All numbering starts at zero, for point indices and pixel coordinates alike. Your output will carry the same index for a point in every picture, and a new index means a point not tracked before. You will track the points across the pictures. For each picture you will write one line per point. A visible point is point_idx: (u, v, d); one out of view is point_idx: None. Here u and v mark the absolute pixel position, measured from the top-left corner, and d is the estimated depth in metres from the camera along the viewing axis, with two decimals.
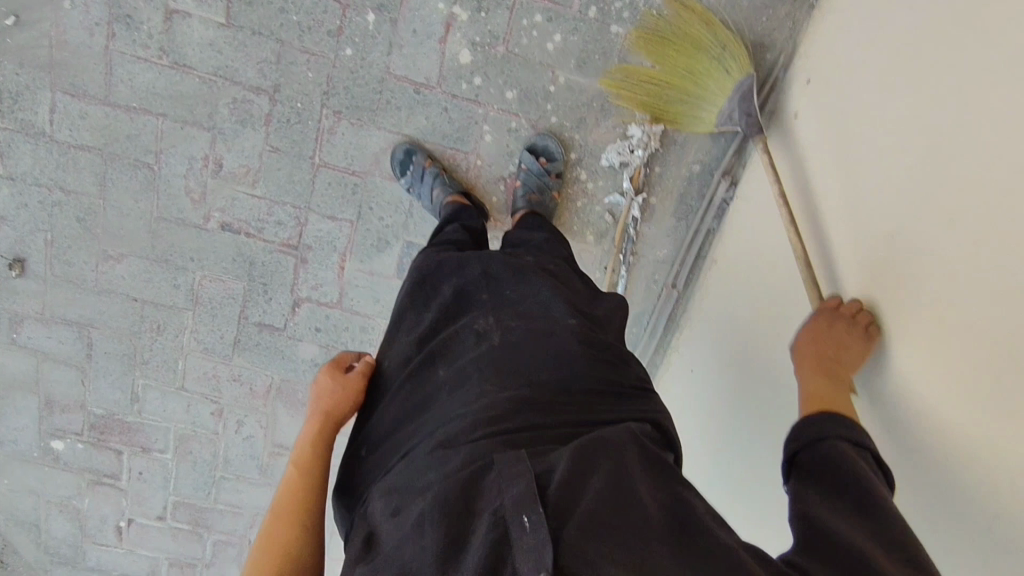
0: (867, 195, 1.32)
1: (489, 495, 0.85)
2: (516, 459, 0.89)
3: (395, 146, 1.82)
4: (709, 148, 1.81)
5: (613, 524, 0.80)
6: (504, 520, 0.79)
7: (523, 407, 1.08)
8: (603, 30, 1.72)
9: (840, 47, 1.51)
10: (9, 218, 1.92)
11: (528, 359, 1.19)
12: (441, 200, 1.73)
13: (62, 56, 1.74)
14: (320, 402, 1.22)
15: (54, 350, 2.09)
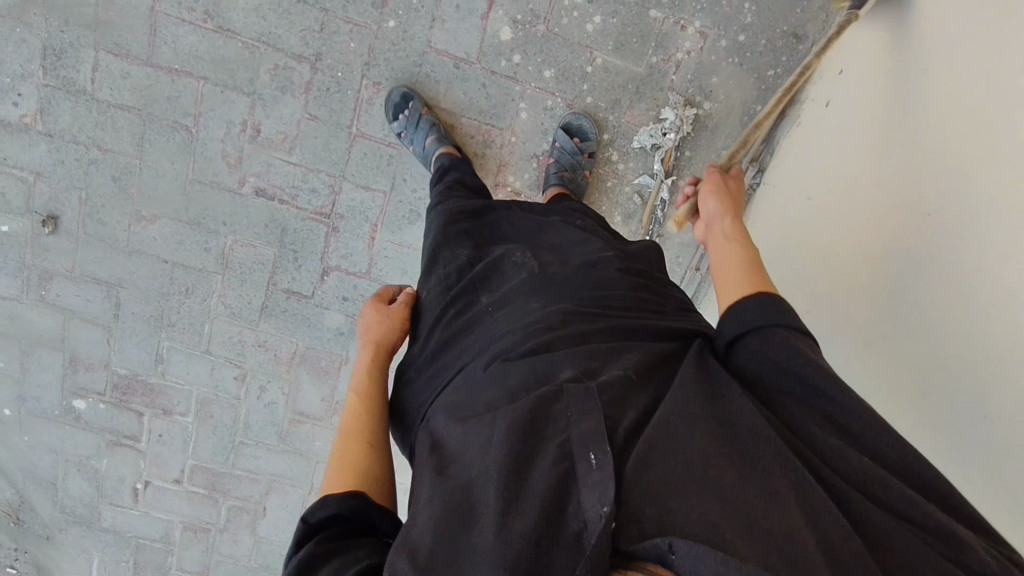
0: (875, 184, 1.39)
1: (553, 425, 0.88)
2: (586, 394, 0.90)
3: (390, 89, 1.82)
4: (740, 135, 1.85)
5: (675, 453, 0.82)
6: (569, 455, 0.82)
7: (570, 318, 1.13)
8: (642, 13, 1.74)
9: (882, 39, 1.52)
10: (45, 175, 1.94)
11: (572, 286, 1.24)
12: (433, 150, 1.76)
13: (109, 16, 1.77)
14: (370, 335, 1.37)
15: (82, 309, 2.11)
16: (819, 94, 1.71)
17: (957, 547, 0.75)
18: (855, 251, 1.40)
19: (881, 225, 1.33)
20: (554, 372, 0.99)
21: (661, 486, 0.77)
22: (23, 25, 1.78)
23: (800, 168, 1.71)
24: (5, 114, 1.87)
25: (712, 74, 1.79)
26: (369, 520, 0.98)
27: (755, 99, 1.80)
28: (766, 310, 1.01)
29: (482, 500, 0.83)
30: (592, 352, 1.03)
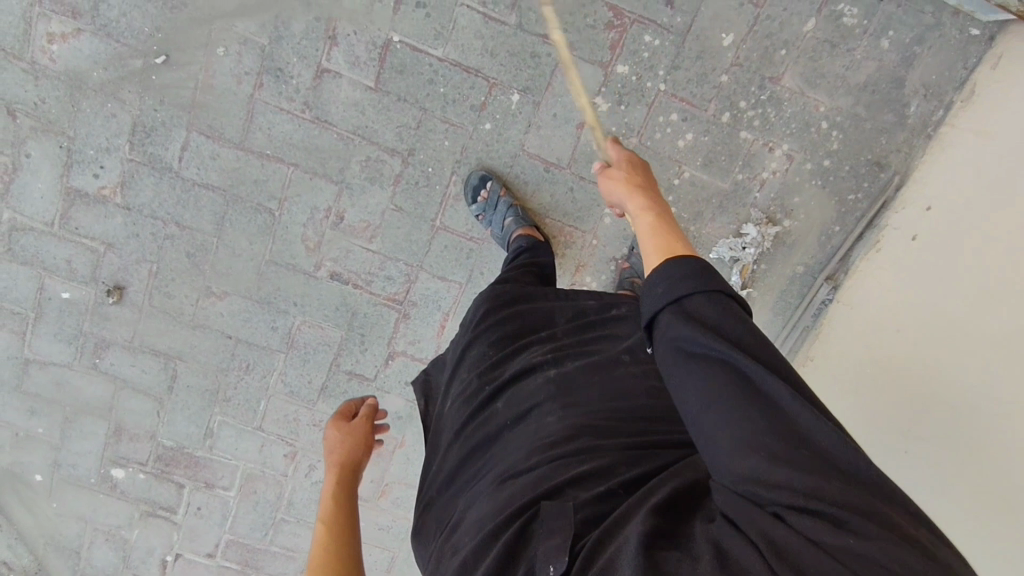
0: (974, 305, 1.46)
1: (533, 544, 0.92)
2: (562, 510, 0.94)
3: (470, 171, 1.83)
4: (816, 252, 1.89)
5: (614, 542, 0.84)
6: (532, 575, 0.87)
7: (581, 430, 1.10)
8: (733, 133, 1.78)
9: (973, 180, 1.61)
10: (116, 247, 1.90)
11: (590, 387, 1.20)
12: (512, 231, 1.76)
13: (205, 99, 1.76)
14: (332, 456, 1.30)
15: (136, 379, 2.06)
16: (902, 224, 1.76)
17: (869, 548, 0.68)
18: (949, 372, 1.45)
19: (949, 363, 1.46)
20: (555, 482, 1.00)
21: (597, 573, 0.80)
22: (115, 101, 1.76)
23: (889, 286, 1.74)
24: (83, 185, 1.84)
25: (794, 194, 1.84)
26: None
27: (832, 221, 1.86)
28: (671, 279, 0.95)
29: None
30: (595, 471, 1.01)
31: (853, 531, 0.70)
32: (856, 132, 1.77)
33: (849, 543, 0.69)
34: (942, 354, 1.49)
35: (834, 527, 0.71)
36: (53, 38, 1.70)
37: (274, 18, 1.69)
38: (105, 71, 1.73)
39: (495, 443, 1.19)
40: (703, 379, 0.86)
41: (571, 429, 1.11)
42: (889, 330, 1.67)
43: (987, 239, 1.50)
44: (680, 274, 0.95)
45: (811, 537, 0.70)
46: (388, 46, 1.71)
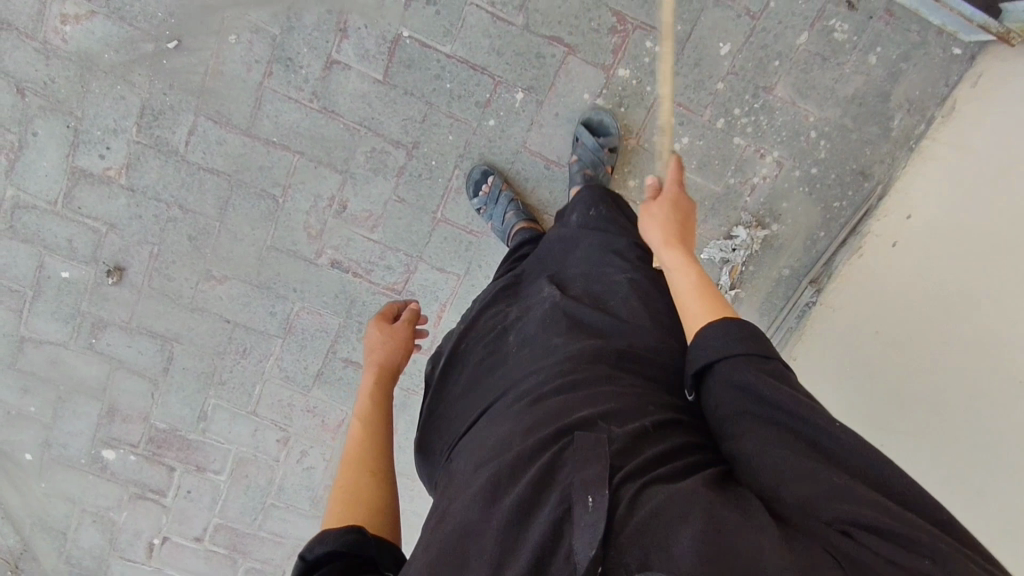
0: (950, 284, 1.58)
1: (564, 469, 0.91)
2: (595, 443, 0.93)
3: (471, 166, 1.88)
4: (802, 256, 1.97)
5: (659, 495, 0.85)
6: (568, 500, 0.85)
7: (587, 364, 1.13)
8: (726, 138, 1.86)
9: (947, 185, 1.72)
10: (119, 228, 1.92)
11: (602, 328, 1.24)
12: (512, 225, 1.82)
13: (215, 85, 1.79)
14: (373, 355, 1.37)
15: (131, 360, 2.08)
16: (883, 231, 1.85)
17: (938, 569, 0.71)
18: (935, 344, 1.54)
19: (934, 337, 1.55)
20: (573, 411, 1.02)
21: (647, 523, 0.80)
22: (124, 83, 1.78)
23: (871, 284, 1.81)
24: (88, 166, 1.86)
25: (783, 200, 1.92)
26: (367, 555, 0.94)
27: (819, 226, 1.94)
28: (724, 337, 1.01)
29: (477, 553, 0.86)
30: (618, 408, 1.03)
31: (922, 552, 0.73)
32: (843, 142, 1.86)
33: (917, 561, 0.72)
34: (926, 330, 1.59)
35: (900, 547, 0.73)
36: (66, 19, 1.73)
37: (287, 9, 1.74)
38: (116, 53, 1.76)
39: (508, 376, 1.23)
40: (758, 436, 0.92)
41: (578, 363, 1.14)
42: (874, 317, 1.75)
43: (964, 227, 1.61)
44: (733, 336, 1.01)
45: (883, 555, 0.73)
46: (397, 41, 1.76)
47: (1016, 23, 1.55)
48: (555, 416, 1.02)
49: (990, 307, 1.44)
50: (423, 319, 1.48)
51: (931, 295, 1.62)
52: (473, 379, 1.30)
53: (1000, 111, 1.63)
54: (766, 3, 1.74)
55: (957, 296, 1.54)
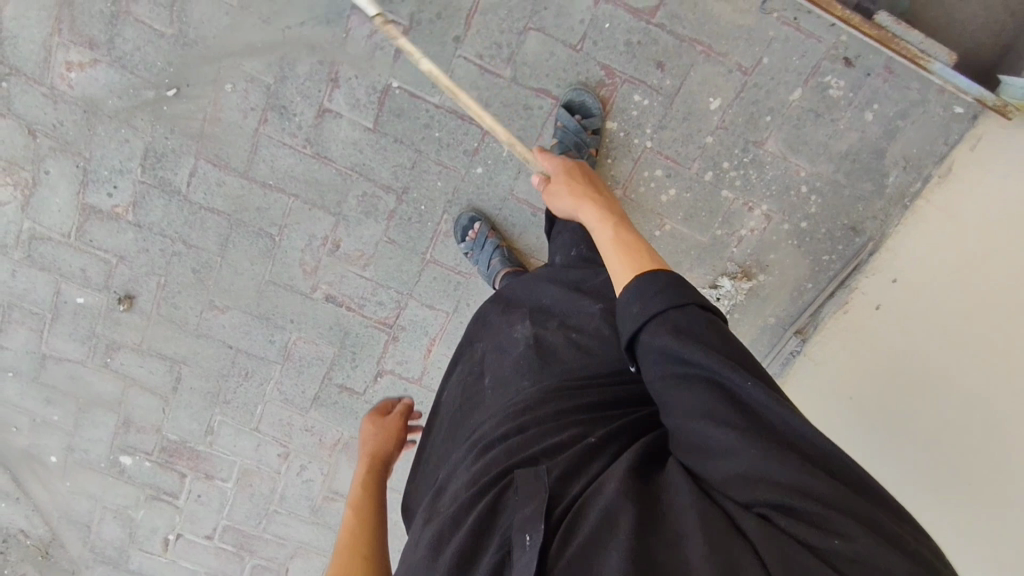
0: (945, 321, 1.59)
1: (507, 509, 0.93)
2: (534, 477, 0.95)
3: (459, 213, 1.91)
4: (788, 306, 1.98)
5: (592, 514, 0.86)
6: (509, 543, 0.87)
7: (546, 400, 1.14)
8: (714, 191, 1.85)
9: (937, 248, 1.70)
10: (128, 259, 2.03)
11: (565, 361, 1.24)
12: (496, 271, 1.84)
13: (213, 130, 1.85)
14: (365, 447, 1.38)
15: (143, 378, 2.22)
16: (870, 290, 1.83)
17: (854, 547, 0.73)
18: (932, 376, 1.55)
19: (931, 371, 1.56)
20: (524, 452, 1.03)
21: (579, 551, 0.81)
22: (128, 127, 1.86)
23: (861, 335, 1.81)
24: (97, 203, 1.96)
25: (770, 251, 1.91)
26: None
27: (806, 278, 1.94)
28: (648, 293, 0.98)
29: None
30: (562, 441, 1.04)
31: (843, 528, 0.75)
32: (834, 197, 1.83)
33: (837, 539, 0.74)
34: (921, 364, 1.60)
35: (817, 528, 0.75)
36: (71, 66, 1.79)
37: (279, 59, 1.77)
38: (119, 99, 1.82)
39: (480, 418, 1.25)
40: (688, 394, 0.90)
41: (540, 402, 1.15)
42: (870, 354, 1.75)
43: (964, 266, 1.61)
44: (655, 292, 0.98)
45: (801, 537, 0.75)
46: (387, 91, 1.79)
47: (1015, 98, 1.52)
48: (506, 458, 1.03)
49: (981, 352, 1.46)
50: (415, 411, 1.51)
51: (928, 331, 1.62)
52: (451, 427, 1.33)
53: (989, 185, 1.62)
54: (759, 59, 1.70)
55: (950, 346, 1.55)
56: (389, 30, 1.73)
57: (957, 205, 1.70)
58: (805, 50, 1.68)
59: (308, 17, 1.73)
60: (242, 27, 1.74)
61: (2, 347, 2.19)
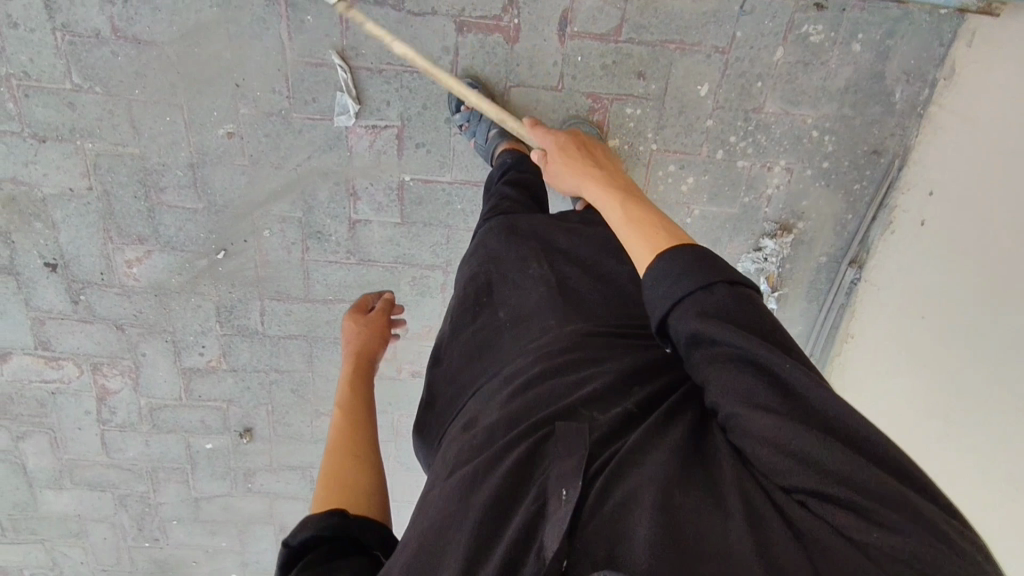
0: (953, 256, 1.70)
1: (545, 460, 0.91)
2: (576, 432, 0.93)
3: (456, 78, 1.77)
4: (836, 241, 2.01)
5: (634, 474, 0.84)
6: (544, 496, 0.85)
7: (577, 344, 1.13)
8: (731, 166, 1.90)
9: (958, 149, 1.73)
10: (235, 400, 2.25)
11: (592, 308, 1.23)
12: (496, 145, 1.76)
13: (267, 272, 2.02)
14: (350, 345, 1.47)
15: (283, 490, 2.46)
16: (911, 208, 1.87)
17: (900, 546, 0.70)
18: (945, 312, 1.70)
19: (943, 308, 1.71)
20: (557, 399, 1.01)
21: (619, 514, 0.80)
22: (196, 295, 2.05)
23: (915, 249, 1.84)
24: (193, 363, 2.17)
25: (802, 199, 1.95)
26: (355, 534, 0.98)
27: (844, 210, 1.96)
28: (670, 278, 0.96)
29: (450, 540, 0.88)
30: (608, 388, 1.01)
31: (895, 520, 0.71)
32: (847, 131, 1.86)
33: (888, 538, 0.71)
34: (944, 293, 1.71)
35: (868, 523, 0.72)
36: (131, 263, 1.98)
37: (300, 194, 1.90)
38: (179, 275, 2.01)
39: (496, 355, 1.23)
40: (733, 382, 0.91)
41: (572, 345, 1.13)
42: (923, 270, 1.80)
43: (959, 199, 1.70)
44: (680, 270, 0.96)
45: (842, 529, 0.73)
46: (402, 186, 1.90)
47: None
48: (538, 407, 1.01)
49: (971, 295, 1.61)
50: (396, 306, 1.62)
51: (947, 258, 1.72)
52: (466, 355, 1.30)
53: (997, 98, 1.60)
54: (732, 36, 1.74)
55: (955, 282, 1.68)
56: (385, 134, 1.83)
57: (967, 111, 1.71)
58: (775, 11, 1.71)
59: (312, 149, 1.84)
60: (258, 179, 1.87)
61: (161, 502, 2.46)
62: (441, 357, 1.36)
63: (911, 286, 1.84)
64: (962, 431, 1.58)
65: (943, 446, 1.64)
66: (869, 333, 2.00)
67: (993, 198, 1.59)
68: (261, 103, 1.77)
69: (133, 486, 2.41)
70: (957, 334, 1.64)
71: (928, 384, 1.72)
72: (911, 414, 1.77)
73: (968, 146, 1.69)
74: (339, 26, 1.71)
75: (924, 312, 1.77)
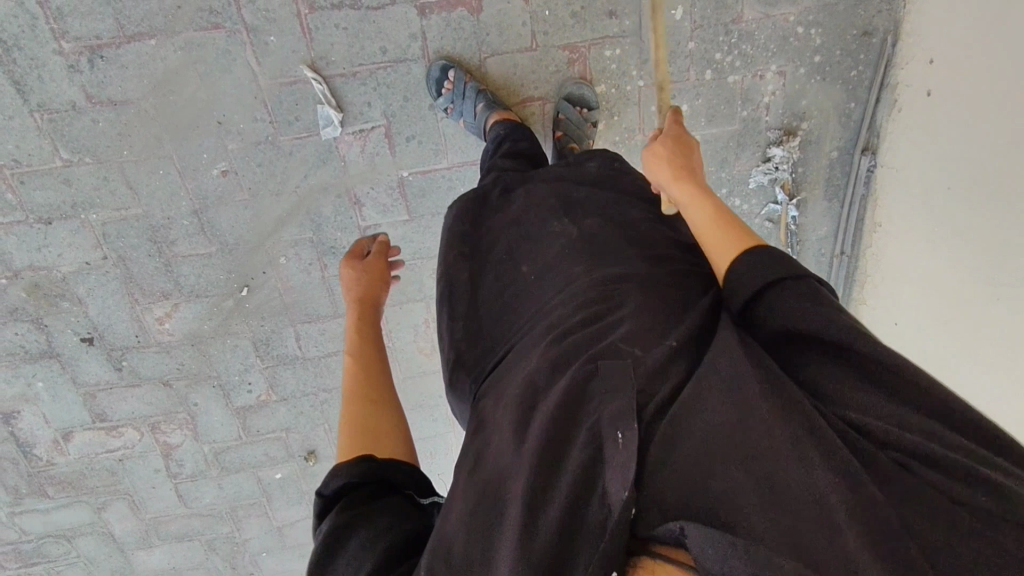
0: (952, 150, 1.71)
1: (592, 401, 0.91)
2: (624, 370, 0.93)
3: (430, 62, 1.74)
4: (843, 133, 1.97)
5: (699, 419, 0.85)
6: (599, 435, 0.86)
7: (609, 286, 1.11)
8: (722, 83, 1.86)
9: (949, 11, 1.68)
10: (293, 427, 2.29)
11: (617, 248, 1.22)
12: (485, 118, 1.73)
13: (293, 297, 2.04)
14: (351, 289, 1.40)
15: None
16: (913, 82, 1.82)
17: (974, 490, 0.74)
18: (953, 207, 1.73)
19: (951, 202, 1.74)
20: (598, 339, 1.00)
21: (690, 457, 0.81)
22: (232, 335, 2.08)
23: (924, 125, 1.80)
24: (245, 402, 2.21)
25: (801, 99, 1.91)
26: (386, 478, 0.99)
27: (846, 100, 1.92)
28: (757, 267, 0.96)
29: (508, 492, 0.89)
30: (648, 326, 1.01)
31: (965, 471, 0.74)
32: (832, 18, 1.81)
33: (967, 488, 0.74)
34: (949, 186, 1.74)
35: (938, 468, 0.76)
36: (162, 319, 2.01)
37: (306, 214, 1.90)
38: (211, 320, 2.04)
39: (527, 308, 1.23)
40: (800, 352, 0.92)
41: (603, 287, 1.12)
42: (932, 153, 1.79)
43: (952, 83, 1.69)
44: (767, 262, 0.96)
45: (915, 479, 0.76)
46: (403, 182, 1.89)
47: None
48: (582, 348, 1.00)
49: (976, 190, 1.65)
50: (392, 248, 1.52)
51: (948, 147, 1.73)
52: (492, 315, 1.29)
53: None
54: None
55: (958, 176, 1.71)
56: (374, 136, 1.82)
57: None
58: None
59: (307, 167, 1.84)
60: (263, 209, 1.88)
61: (247, 539, 2.53)
62: (458, 311, 1.32)
63: (924, 167, 1.82)
64: (973, 328, 1.69)
65: (955, 340, 1.76)
66: (901, 243, 1.96)
67: (983, 89, 1.59)
68: (247, 134, 1.77)
69: (217, 529, 2.48)
70: (966, 231, 1.69)
71: (943, 280, 1.80)
72: (925, 309, 1.88)
73: (960, 12, 1.64)
74: (303, 39, 1.69)
75: (936, 205, 1.80)
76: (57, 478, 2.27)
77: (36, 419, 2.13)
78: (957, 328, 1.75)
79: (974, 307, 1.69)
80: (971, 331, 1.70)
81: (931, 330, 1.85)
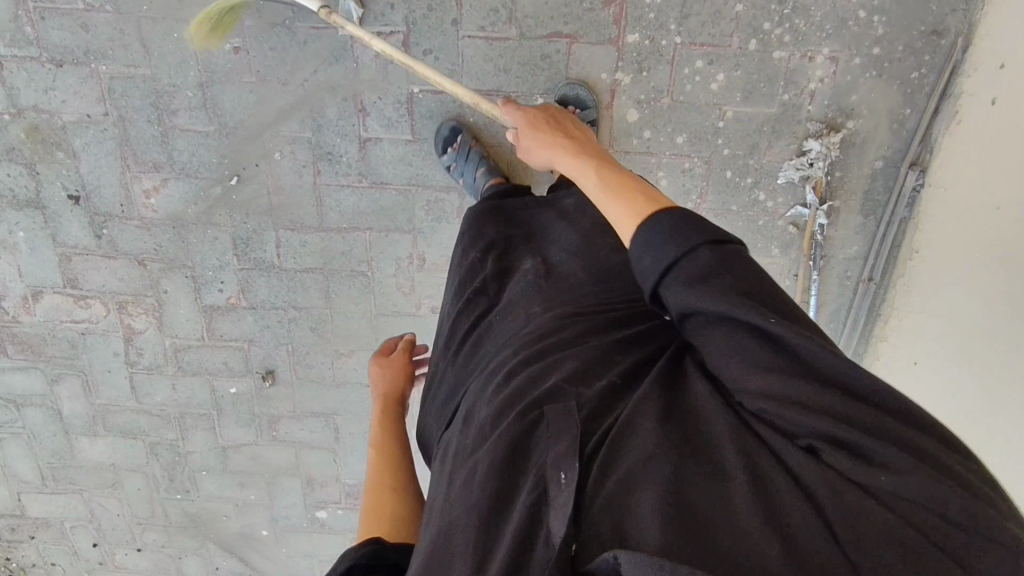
0: (1005, 166, 1.53)
1: (535, 449, 0.87)
2: (566, 412, 0.88)
3: (442, 124, 1.85)
4: (891, 142, 1.79)
5: (629, 451, 0.81)
6: (543, 481, 0.82)
7: (561, 323, 1.07)
8: (766, 57, 1.74)
9: None
10: (256, 340, 2.21)
11: (579, 287, 1.18)
12: (483, 182, 1.75)
13: (280, 199, 1.97)
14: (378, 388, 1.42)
15: (307, 438, 2.39)
16: (979, 91, 1.64)
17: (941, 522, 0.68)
18: (996, 227, 1.54)
19: (994, 222, 1.55)
20: (539, 380, 0.96)
21: (622, 493, 0.77)
22: (213, 227, 2.02)
23: (982, 137, 1.62)
24: (214, 300, 2.14)
25: (850, 94, 1.76)
26: (395, 559, 0.98)
27: (901, 104, 1.75)
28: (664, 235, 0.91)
29: (459, 544, 0.84)
30: (586, 365, 0.96)
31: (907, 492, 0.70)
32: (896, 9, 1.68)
33: (925, 519, 0.69)
34: (995, 206, 1.55)
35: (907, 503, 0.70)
36: (149, 193, 1.98)
37: (310, 112, 1.85)
38: (196, 205, 2.00)
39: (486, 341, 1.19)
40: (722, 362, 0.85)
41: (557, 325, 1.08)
42: (983, 169, 1.60)
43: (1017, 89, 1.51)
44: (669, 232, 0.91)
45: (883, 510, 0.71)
46: (412, 99, 1.83)
47: None
48: (521, 391, 0.96)
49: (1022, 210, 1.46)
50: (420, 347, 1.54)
51: (1001, 162, 1.54)
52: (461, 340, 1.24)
53: None
54: None
55: (1005, 195, 1.52)
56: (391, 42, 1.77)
57: None
58: None
59: (319, 62, 1.80)
60: (266, 96, 1.84)
61: (190, 451, 2.44)
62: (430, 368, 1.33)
63: (972, 185, 1.64)
64: (995, 366, 1.49)
65: (973, 379, 1.56)
66: (933, 274, 1.77)
67: None
68: (266, 13, 1.75)
69: (163, 433, 2.41)
70: (1006, 255, 1.49)
71: (970, 311, 1.60)
72: (946, 346, 1.68)
73: None
74: None
75: (977, 226, 1.60)
76: (19, 338, 2.25)
77: (10, 269, 2.12)
78: (977, 365, 1.55)
79: (999, 343, 1.48)
80: (993, 370, 1.50)
81: (949, 368, 1.65)
